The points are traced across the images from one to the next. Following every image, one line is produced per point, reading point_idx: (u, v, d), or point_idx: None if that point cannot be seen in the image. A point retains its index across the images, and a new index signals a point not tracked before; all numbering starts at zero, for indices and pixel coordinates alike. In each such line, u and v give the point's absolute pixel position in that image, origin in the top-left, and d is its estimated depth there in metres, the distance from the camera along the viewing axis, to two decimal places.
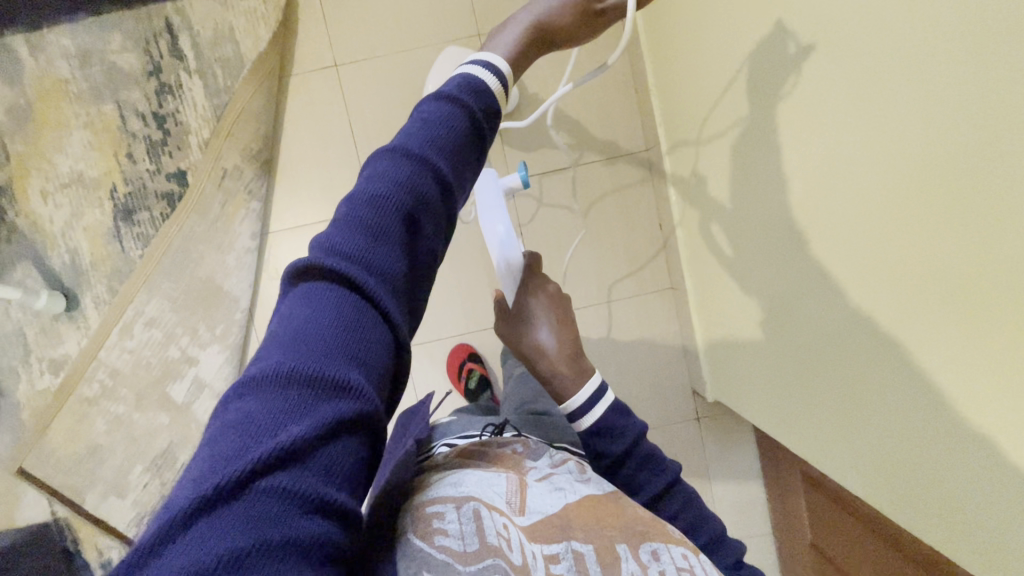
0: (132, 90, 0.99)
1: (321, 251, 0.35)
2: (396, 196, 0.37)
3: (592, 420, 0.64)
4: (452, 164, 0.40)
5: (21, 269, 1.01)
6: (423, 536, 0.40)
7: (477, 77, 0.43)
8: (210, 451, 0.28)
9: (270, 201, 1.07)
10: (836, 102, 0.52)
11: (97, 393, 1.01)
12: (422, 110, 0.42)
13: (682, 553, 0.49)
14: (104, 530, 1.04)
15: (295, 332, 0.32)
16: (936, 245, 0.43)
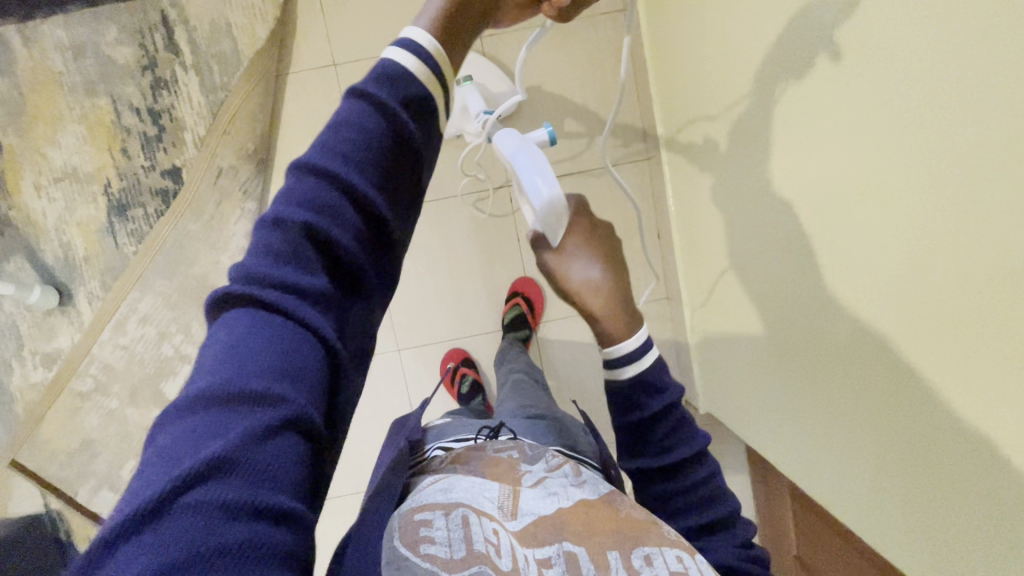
0: (126, 84, 0.97)
1: (238, 281, 0.32)
2: (318, 221, 0.33)
3: (634, 371, 0.54)
4: (379, 177, 0.35)
5: (13, 263, 1.01)
6: (409, 544, 0.39)
7: (399, 66, 0.36)
8: (138, 476, 0.27)
9: (267, 200, 1.07)
10: (844, 129, 0.51)
11: (89, 388, 1.02)
12: (340, 112, 0.36)
13: (677, 556, 0.44)
14: (96, 522, 1.05)
15: (219, 350, 0.30)
16: (946, 278, 0.43)
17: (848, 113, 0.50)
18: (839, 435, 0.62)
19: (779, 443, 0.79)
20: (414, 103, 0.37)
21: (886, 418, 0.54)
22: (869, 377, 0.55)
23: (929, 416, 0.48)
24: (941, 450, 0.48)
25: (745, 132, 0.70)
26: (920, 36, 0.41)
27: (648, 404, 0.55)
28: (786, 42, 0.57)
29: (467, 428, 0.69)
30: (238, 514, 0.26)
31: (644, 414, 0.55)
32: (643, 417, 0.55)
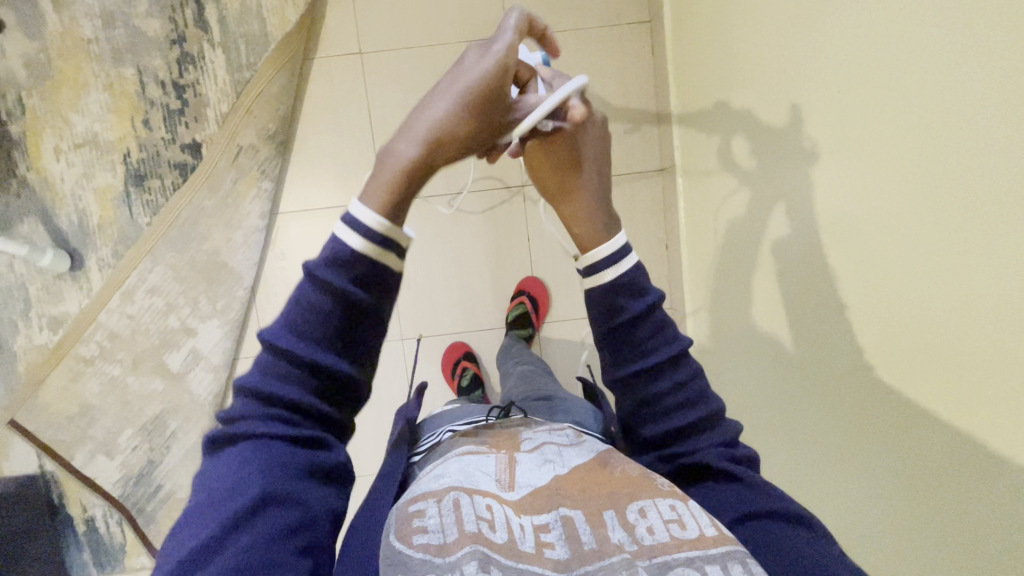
0: (154, 56, 0.98)
1: (225, 427, 0.39)
2: (285, 391, 0.39)
3: (615, 272, 0.51)
4: (341, 345, 0.40)
5: (28, 224, 1.02)
6: (402, 538, 0.40)
7: (345, 245, 0.39)
8: (164, 564, 0.35)
9: (282, 182, 1.07)
10: (869, 152, 0.52)
11: (93, 354, 1.02)
12: (299, 287, 0.40)
13: (671, 505, 0.43)
14: (90, 487, 1.06)
15: (219, 464, 0.38)
16: (962, 299, 0.44)
17: (873, 136, 0.51)
18: (837, 452, 0.64)
19: (774, 458, 0.80)
20: (369, 278, 0.39)
21: (890, 434, 0.55)
22: (875, 398, 0.56)
23: (932, 432, 0.50)
24: (944, 464, 0.49)
25: (767, 151, 0.71)
26: (948, 65, 0.42)
27: (625, 302, 0.51)
28: (813, 69, 0.59)
29: (474, 412, 0.70)
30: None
31: (623, 315, 0.51)
32: (621, 320, 0.51)
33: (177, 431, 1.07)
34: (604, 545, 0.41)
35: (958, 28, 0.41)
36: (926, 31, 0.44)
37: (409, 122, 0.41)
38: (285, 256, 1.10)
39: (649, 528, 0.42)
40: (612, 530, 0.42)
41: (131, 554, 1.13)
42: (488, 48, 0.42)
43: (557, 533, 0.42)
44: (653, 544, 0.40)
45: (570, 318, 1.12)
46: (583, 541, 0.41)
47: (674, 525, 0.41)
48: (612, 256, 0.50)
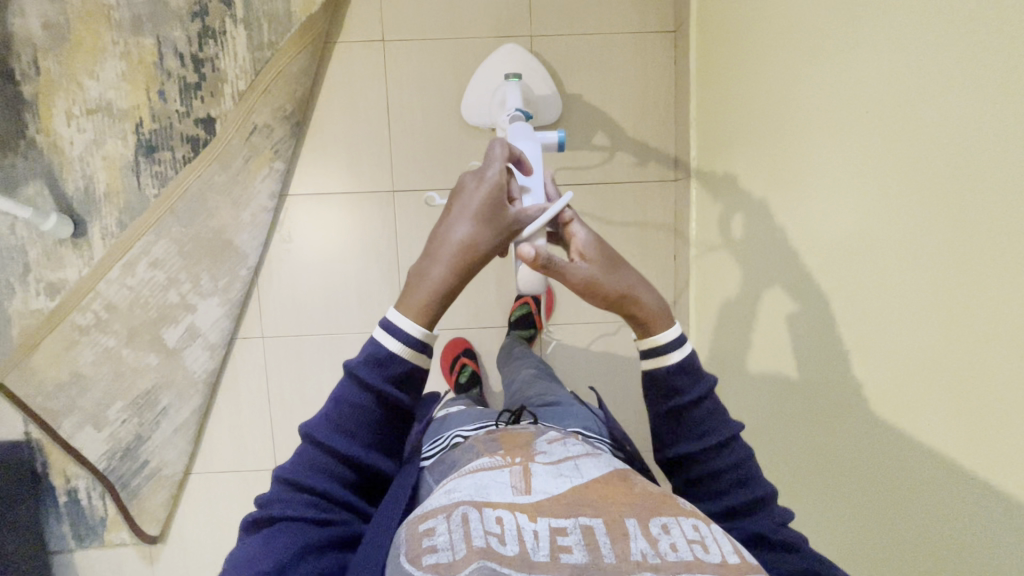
0: (174, 28, 0.97)
1: (261, 511, 0.46)
2: (319, 475, 0.47)
3: (680, 356, 0.54)
4: (372, 436, 0.49)
5: (33, 186, 1.00)
6: (412, 559, 0.40)
7: (384, 346, 0.48)
8: None
9: (294, 164, 1.05)
10: (900, 180, 0.52)
11: (89, 323, 1.00)
12: (339, 385, 0.49)
13: (694, 525, 0.43)
14: (75, 458, 1.05)
15: (257, 538, 0.44)
16: (986, 333, 0.44)
17: (904, 164, 0.52)
18: (853, 478, 0.63)
19: (784, 480, 0.78)
20: (401, 379, 0.48)
21: (906, 461, 0.54)
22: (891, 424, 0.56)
23: (945, 462, 0.50)
24: (961, 496, 0.48)
25: (798, 169, 0.70)
26: (989, 100, 0.43)
27: (676, 389, 0.54)
28: (854, 92, 0.58)
29: (485, 416, 0.71)
30: None
31: (674, 400, 0.54)
32: (672, 406, 0.54)
33: (168, 406, 1.05)
34: (624, 560, 0.40)
35: (1004, 62, 0.41)
36: (971, 62, 0.44)
37: (433, 251, 0.48)
38: (292, 240, 1.07)
39: (672, 545, 0.41)
40: (635, 539, 0.42)
41: (111, 529, 1.11)
42: (483, 173, 0.51)
43: (576, 538, 0.42)
44: (677, 560, 0.40)
45: (574, 322, 1.11)
46: (603, 552, 0.41)
47: (697, 545, 0.41)
48: (676, 340, 0.54)
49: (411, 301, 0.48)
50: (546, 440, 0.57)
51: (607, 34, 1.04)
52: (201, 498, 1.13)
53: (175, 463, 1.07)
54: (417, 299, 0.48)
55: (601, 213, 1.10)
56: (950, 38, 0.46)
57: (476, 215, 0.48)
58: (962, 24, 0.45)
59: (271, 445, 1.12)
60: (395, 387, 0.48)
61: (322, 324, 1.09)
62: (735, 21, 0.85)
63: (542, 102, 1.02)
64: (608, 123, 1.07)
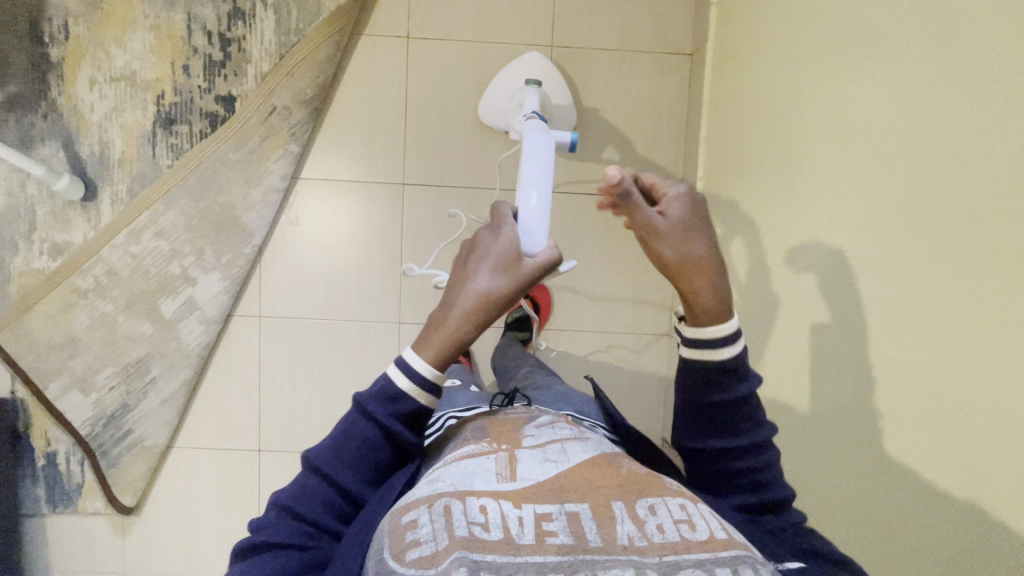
0: (206, 7, 1.00)
1: (254, 541, 0.47)
2: (317, 506, 0.49)
3: (734, 352, 0.52)
4: (372, 469, 0.51)
5: (49, 148, 1.01)
6: (397, 556, 0.41)
7: (394, 385, 0.50)
8: None
9: (308, 148, 1.06)
10: (900, 207, 0.54)
11: (89, 287, 1.01)
12: (347, 417, 0.51)
13: (681, 504, 0.44)
14: (58, 422, 1.04)
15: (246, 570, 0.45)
16: (981, 359, 0.45)
17: (905, 189, 0.53)
18: (849, 496, 0.62)
19: None
20: (410, 415, 0.50)
21: (902, 475, 0.54)
22: (886, 447, 0.56)
23: (939, 477, 0.50)
24: (955, 506, 0.49)
25: (806, 190, 0.71)
26: (989, 135, 0.45)
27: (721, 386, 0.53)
28: (863, 118, 0.60)
29: (479, 399, 0.73)
30: None
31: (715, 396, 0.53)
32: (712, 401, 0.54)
33: (157, 377, 1.04)
34: (610, 543, 0.41)
35: (1005, 96, 0.43)
36: (977, 91, 0.46)
37: (452, 296, 0.49)
38: (299, 223, 1.08)
39: (660, 526, 0.42)
40: (621, 522, 0.43)
41: (86, 497, 1.09)
42: (498, 231, 0.51)
43: (561, 524, 0.42)
44: (663, 541, 0.40)
45: (573, 329, 1.12)
46: (589, 537, 0.41)
47: (684, 524, 0.42)
48: (732, 335, 0.51)
49: (429, 341, 0.49)
50: (534, 426, 0.58)
51: (626, 50, 1.07)
52: (181, 474, 1.12)
53: (158, 435, 1.07)
54: (428, 347, 0.49)
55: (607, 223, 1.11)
56: (959, 66, 0.48)
57: (488, 276, 0.48)
58: (968, 58, 0.47)
59: (257, 427, 1.11)
60: (400, 423, 0.50)
61: (320, 309, 1.09)
62: (751, 47, 0.88)
63: (558, 111, 1.04)
64: (620, 137, 1.09)
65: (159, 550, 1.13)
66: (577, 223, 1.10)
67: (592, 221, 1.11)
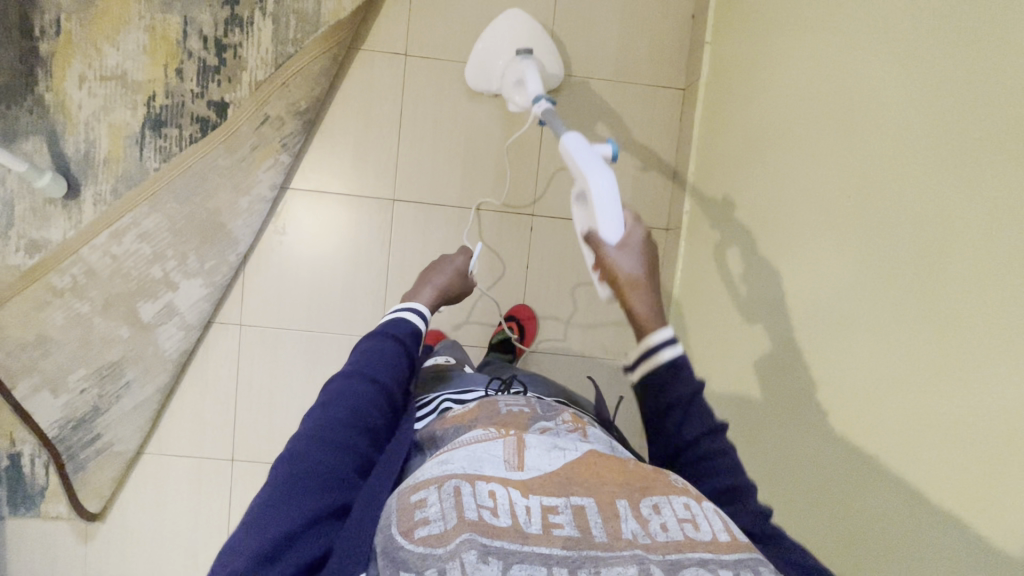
0: (204, 11, 0.99)
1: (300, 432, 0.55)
2: (349, 404, 0.58)
3: (673, 351, 0.54)
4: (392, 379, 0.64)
5: (32, 143, 1.00)
6: (405, 532, 0.44)
7: (403, 318, 0.72)
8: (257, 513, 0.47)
9: (299, 159, 1.05)
10: (872, 257, 0.58)
11: (65, 286, 0.99)
12: (366, 346, 0.66)
13: (685, 503, 0.47)
14: (25, 422, 1.02)
15: (297, 446, 0.53)
16: (958, 408, 0.48)
17: (898, 221, 0.56)
18: (826, 535, 0.64)
19: None
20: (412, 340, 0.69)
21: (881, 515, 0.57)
22: (869, 493, 0.58)
23: (917, 514, 0.53)
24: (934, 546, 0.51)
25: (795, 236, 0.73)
26: (955, 197, 0.49)
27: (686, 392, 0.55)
28: (846, 172, 0.64)
29: (478, 381, 0.83)
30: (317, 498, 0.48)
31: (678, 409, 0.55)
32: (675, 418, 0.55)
33: (131, 381, 1.02)
34: (615, 539, 0.44)
35: (993, 150, 0.46)
36: (964, 139, 0.49)
37: (439, 274, 0.83)
38: (286, 233, 1.07)
39: (663, 525, 0.46)
40: (626, 520, 0.46)
41: (48, 501, 1.06)
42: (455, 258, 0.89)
43: (566, 518, 0.46)
44: (667, 539, 0.44)
45: (556, 353, 1.13)
46: (594, 532, 0.45)
47: (687, 523, 0.46)
48: (668, 338, 0.54)
49: (424, 293, 0.79)
50: (540, 424, 0.62)
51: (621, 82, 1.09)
52: (152, 480, 1.10)
53: (128, 441, 1.05)
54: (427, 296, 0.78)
55: None
56: (949, 116, 0.51)
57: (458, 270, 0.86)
58: (949, 118, 0.51)
59: (231, 436, 1.09)
60: (411, 344, 0.69)
61: (302, 321, 1.08)
62: (744, 88, 0.90)
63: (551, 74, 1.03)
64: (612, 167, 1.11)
65: (124, 555, 1.10)
66: (567, 247, 1.11)
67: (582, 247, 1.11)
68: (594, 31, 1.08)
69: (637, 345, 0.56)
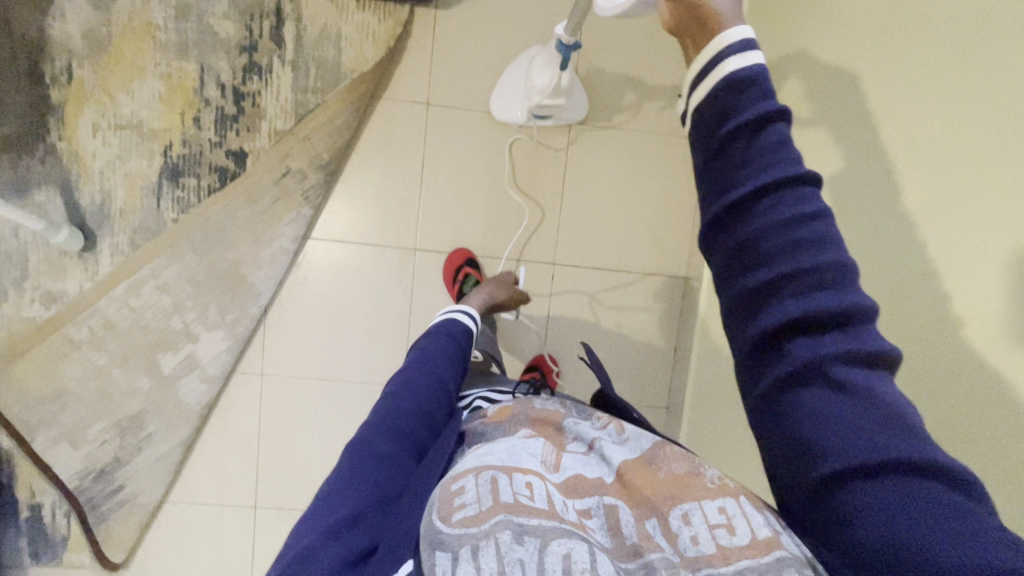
0: (221, 58, 0.97)
1: (366, 425, 0.63)
2: (405, 399, 0.66)
3: (742, 64, 0.33)
4: (444, 378, 0.72)
5: (45, 193, 0.97)
6: (444, 518, 0.49)
7: (453, 322, 0.83)
8: (323, 496, 0.54)
9: (321, 210, 1.05)
10: (992, 289, 0.56)
11: (83, 338, 0.99)
12: (421, 350, 0.77)
13: (719, 508, 0.52)
14: (46, 475, 1.01)
15: (359, 437, 0.61)
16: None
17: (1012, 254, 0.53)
18: None
19: None
20: (461, 345, 0.80)
21: None
22: None
23: None
24: None
25: None
26: None
27: (772, 187, 0.32)
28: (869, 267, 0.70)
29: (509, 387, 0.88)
30: (371, 482, 0.55)
31: (745, 231, 0.33)
32: (740, 242, 0.33)
33: (153, 433, 1.03)
34: (644, 539, 0.52)
35: None
36: None
37: (488, 286, 0.97)
38: (306, 283, 1.06)
39: (694, 537, 0.51)
40: (656, 537, 0.52)
41: (71, 550, 1.06)
42: (502, 275, 1.02)
43: (599, 521, 0.54)
44: (697, 554, 0.49)
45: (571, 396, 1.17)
46: (625, 533, 0.53)
47: (719, 527, 0.51)
48: (745, 44, 0.33)
49: (474, 298, 0.95)
50: (574, 420, 0.68)
51: (643, 133, 1.09)
52: (173, 528, 1.10)
53: (150, 491, 1.05)
54: (475, 300, 0.95)
55: (610, 299, 1.14)
56: None
57: (506, 284, 0.99)
58: None
59: (252, 484, 1.10)
60: (460, 347, 0.79)
61: (324, 371, 1.08)
62: None
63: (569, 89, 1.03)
64: (632, 215, 1.12)
65: None
66: (584, 295, 1.14)
67: (599, 297, 1.14)
68: (618, 79, 1.08)
69: (694, 65, 0.35)
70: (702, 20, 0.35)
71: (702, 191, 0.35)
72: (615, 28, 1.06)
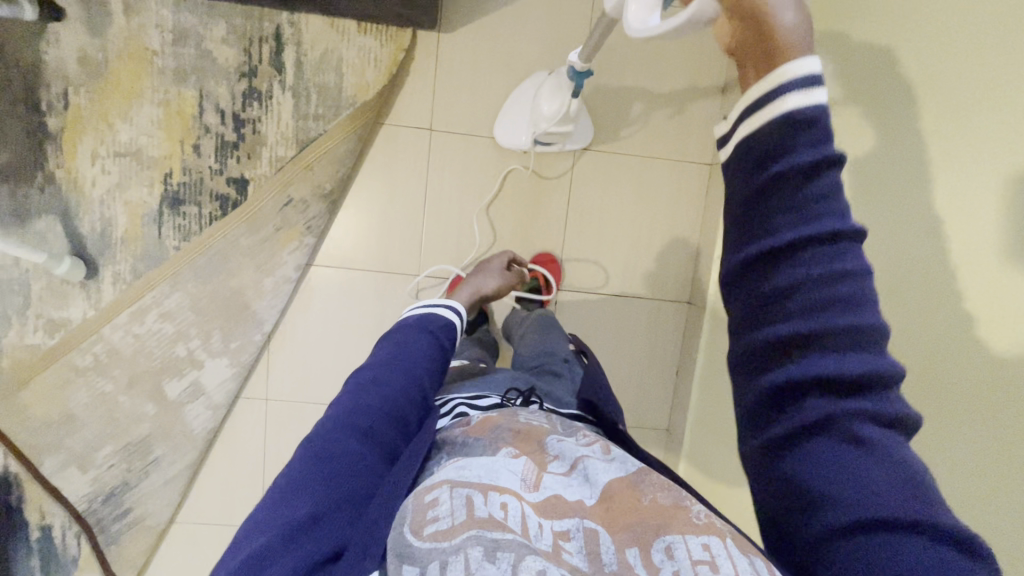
0: (220, 83, 0.94)
1: (331, 416, 0.62)
2: (375, 393, 0.65)
3: (805, 103, 0.31)
4: (421, 373, 0.70)
5: (45, 221, 0.96)
6: (416, 531, 0.51)
7: (433, 312, 0.80)
8: (279, 492, 0.54)
9: (325, 235, 1.05)
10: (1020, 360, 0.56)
11: (88, 365, 0.99)
12: (397, 339, 0.74)
13: (703, 544, 0.51)
14: (56, 500, 1.02)
15: (323, 430, 0.60)
16: None
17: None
18: None
19: None
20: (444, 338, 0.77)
21: None
22: None
23: None
24: None
25: None
26: None
27: (810, 241, 0.32)
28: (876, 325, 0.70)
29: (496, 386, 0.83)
30: (332, 484, 0.55)
31: (765, 281, 0.34)
32: (758, 288, 0.34)
33: (160, 457, 1.04)
34: (623, 568, 0.50)
35: None
36: None
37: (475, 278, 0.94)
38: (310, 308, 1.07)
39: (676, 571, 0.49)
40: (636, 568, 0.50)
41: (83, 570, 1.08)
42: (490, 261, 1.00)
43: (577, 545, 0.52)
44: None
45: None
46: (605, 560, 0.51)
47: (701, 563, 0.49)
48: (809, 75, 0.31)
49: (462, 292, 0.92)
50: (558, 436, 0.67)
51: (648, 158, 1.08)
52: (186, 540, 1.14)
53: (160, 513, 1.08)
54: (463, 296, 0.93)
55: (612, 322, 1.14)
56: None
57: (495, 272, 0.97)
58: None
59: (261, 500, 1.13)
60: (443, 339, 0.77)
61: (328, 392, 1.10)
62: None
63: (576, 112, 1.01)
64: (636, 239, 1.11)
65: None
66: (586, 320, 1.14)
67: (600, 321, 1.14)
68: (623, 100, 1.06)
69: (749, 93, 0.33)
70: (764, 36, 0.31)
71: (730, 231, 0.35)
72: (620, 49, 1.04)
